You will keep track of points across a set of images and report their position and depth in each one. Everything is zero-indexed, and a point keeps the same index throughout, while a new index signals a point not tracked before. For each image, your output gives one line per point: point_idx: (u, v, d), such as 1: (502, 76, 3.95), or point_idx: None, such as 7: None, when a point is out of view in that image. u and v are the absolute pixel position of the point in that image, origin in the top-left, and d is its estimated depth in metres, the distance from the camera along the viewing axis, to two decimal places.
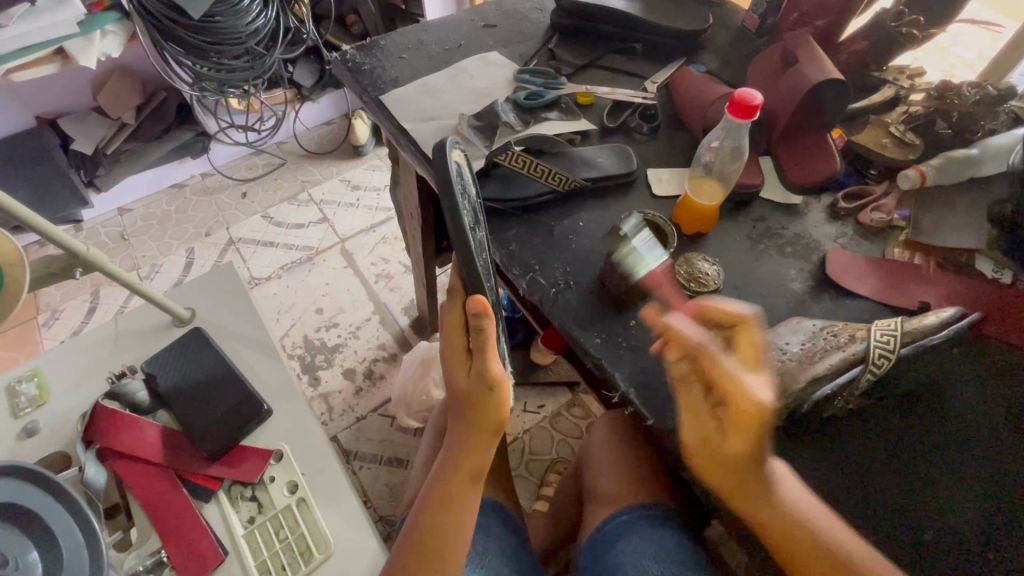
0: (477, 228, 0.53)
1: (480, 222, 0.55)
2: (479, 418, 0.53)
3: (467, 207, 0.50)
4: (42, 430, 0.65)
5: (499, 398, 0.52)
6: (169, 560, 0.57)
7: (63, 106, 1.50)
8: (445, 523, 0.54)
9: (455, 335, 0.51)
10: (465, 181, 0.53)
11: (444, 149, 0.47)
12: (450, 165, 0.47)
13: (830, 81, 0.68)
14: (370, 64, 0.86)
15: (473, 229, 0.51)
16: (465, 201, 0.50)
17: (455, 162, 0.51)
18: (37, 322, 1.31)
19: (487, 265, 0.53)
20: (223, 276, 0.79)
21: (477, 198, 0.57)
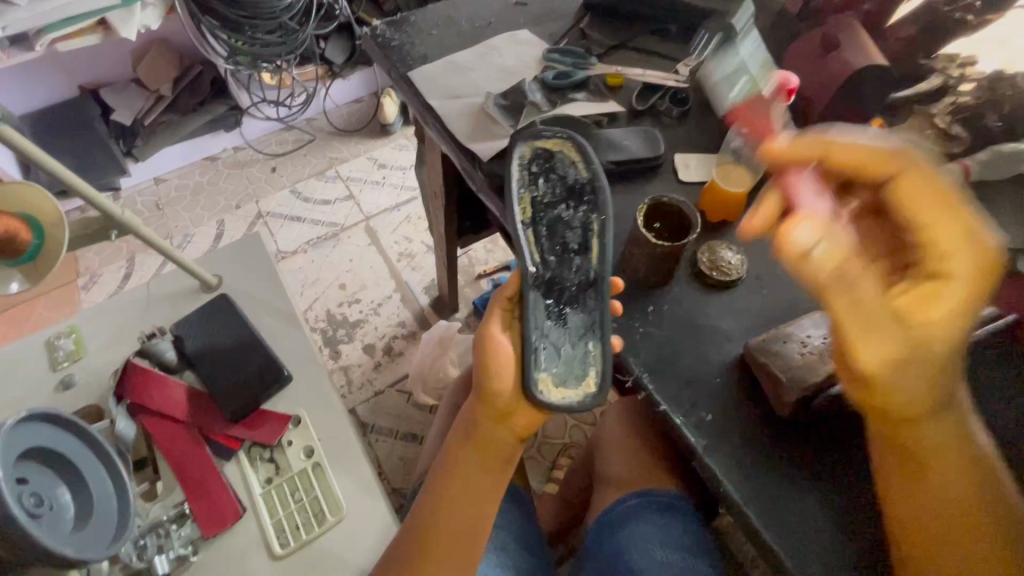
0: (542, 200, 0.60)
1: (567, 198, 0.60)
2: (484, 392, 0.55)
3: (533, 183, 0.60)
4: (78, 384, 0.69)
5: (502, 363, 0.55)
6: (191, 513, 0.60)
7: (105, 76, 1.55)
8: (451, 508, 0.55)
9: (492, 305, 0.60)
10: (562, 162, 0.61)
11: (518, 145, 0.61)
12: (520, 151, 0.61)
13: (872, 68, 0.66)
14: (399, 40, 0.86)
15: (536, 202, 0.60)
16: (531, 179, 0.60)
17: (538, 149, 0.61)
18: (76, 285, 1.37)
19: (542, 233, 0.59)
20: (249, 246, 0.81)
21: (582, 173, 0.60)
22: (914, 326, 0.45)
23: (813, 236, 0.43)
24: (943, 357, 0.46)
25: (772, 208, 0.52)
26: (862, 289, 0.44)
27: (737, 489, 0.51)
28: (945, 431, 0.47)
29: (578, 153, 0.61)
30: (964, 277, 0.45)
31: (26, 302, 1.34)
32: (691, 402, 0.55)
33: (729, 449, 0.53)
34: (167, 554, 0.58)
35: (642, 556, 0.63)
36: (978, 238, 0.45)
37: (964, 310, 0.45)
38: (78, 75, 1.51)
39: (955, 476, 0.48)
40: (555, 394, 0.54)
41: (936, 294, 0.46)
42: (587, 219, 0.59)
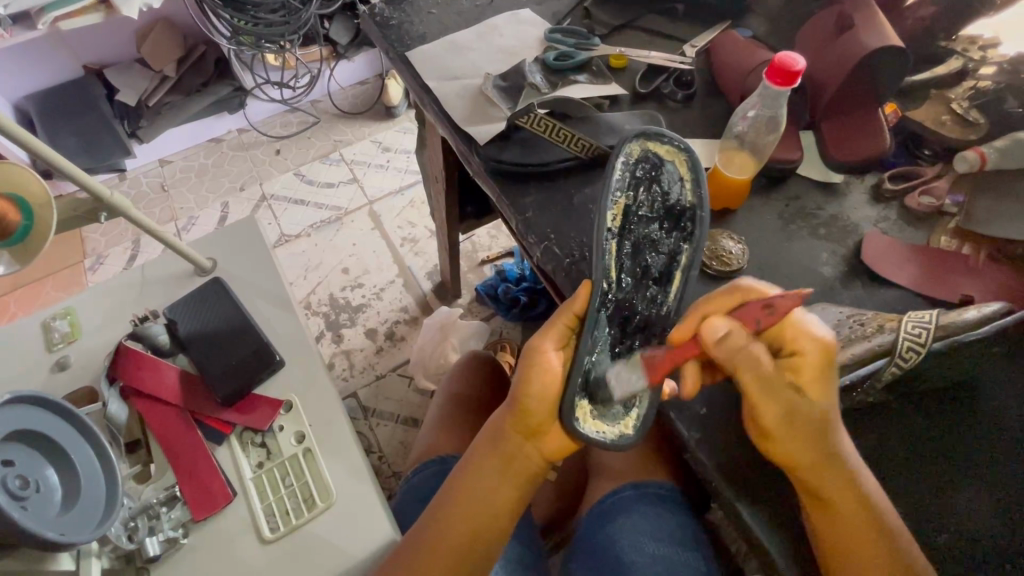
0: (637, 213, 0.53)
1: (663, 218, 0.53)
2: (518, 407, 0.50)
3: (633, 188, 0.52)
4: (73, 366, 0.69)
5: (545, 384, 0.49)
6: (181, 496, 0.60)
7: (108, 56, 1.54)
8: (466, 522, 0.52)
9: (554, 313, 0.51)
10: (670, 174, 0.53)
11: (628, 141, 0.52)
12: (625, 150, 0.52)
13: (889, 48, 0.62)
14: (398, 19, 0.83)
15: (630, 211, 0.52)
16: (633, 184, 0.52)
17: (648, 150, 0.53)
18: (83, 266, 1.37)
19: (626, 247, 0.52)
20: (245, 230, 0.80)
21: (688, 195, 0.52)
22: (801, 400, 0.44)
23: (729, 332, 0.44)
24: (816, 425, 0.44)
25: (721, 299, 0.46)
26: (759, 372, 0.43)
27: (730, 484, 0.50)
28: (847, 497, 0.45)
29: (690, 170, 0.52)
30: (812, 356, 0.43)
31: (34, 282, 1.35)
32: (685, 395, 0.54)
33: (720, 443, 0.52)
34: (157, 536, 0.58)
35: (633, 549, 0.63)
36: (804, 326, 0.44)
37: (829, 387, 0.44)
38: (82, 54, 1.50)
39: (870, 542, 0.45)
40: (593, 426, 0.49)
41: (796, 379, 0.44)
42: (677, 248, 0.53)
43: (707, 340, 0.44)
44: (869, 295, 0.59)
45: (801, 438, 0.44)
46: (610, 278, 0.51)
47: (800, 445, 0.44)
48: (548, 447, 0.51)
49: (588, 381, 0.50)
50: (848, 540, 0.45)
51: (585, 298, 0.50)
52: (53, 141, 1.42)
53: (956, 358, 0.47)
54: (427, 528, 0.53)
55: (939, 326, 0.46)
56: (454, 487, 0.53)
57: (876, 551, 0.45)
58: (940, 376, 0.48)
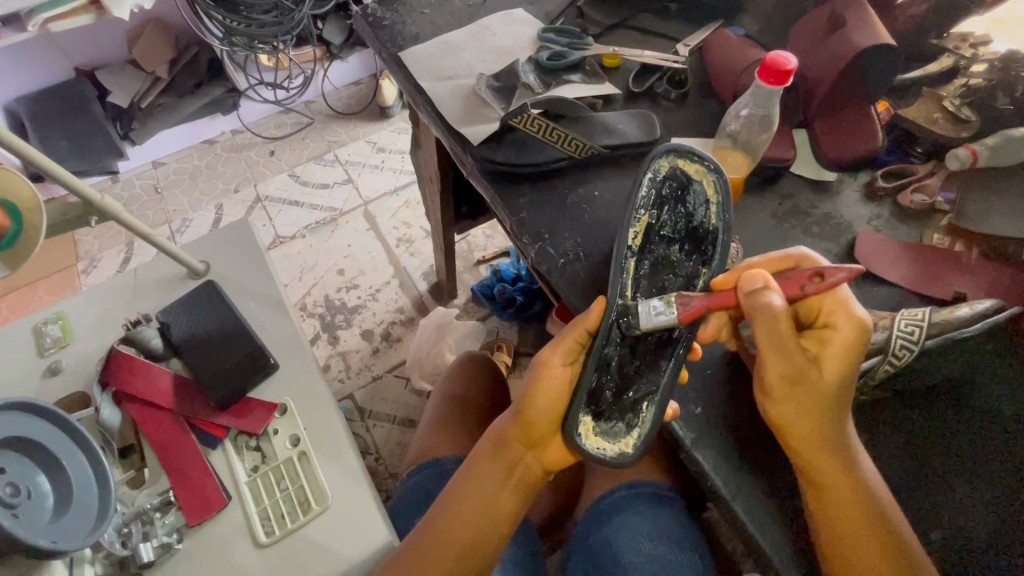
0: (660, 231, 0.54)
1: (684, 240, 0.54)
2: (524, 416, 0.51)
3: (658, 206, 0.53)
4: (66, 370, 0.68)
5: (551, 397, 0.50)
6: (176, 501, 0.60)
7: (100, 58, 1.52)
8: (465, 528, 0.52)
9: (568, 324, 0.52)
10: (696, 196, 0.54)
11: (659, 156, 0.53)
12: (654, 169, 0.53)
13: (880, 47, 0.62)
14: (391, 19, 0.83)
15: (652, 229, 0.54)
16: (657, 202, 0.53)
17: (677, 169, 0.53)
18: (76, 269, 1.36)
19: (645, 266, 0.54)
20: (238, 232, 0.80)
21: (711, 220, 0.53)
22: (816, 367, 0.45)
23: (765, 285, 0.45)
24: (827, 393, 0.45)
25: (778, 262, 0.49)
26: (790, 334, 0.44)
27: (727, 482, 0.50)
28: (845, 475, 0.45)
29: (717, 193, 0.53)
30: (848, 332, 0.45)
31: (27, 286, 1.34)
32: (680, 394, 0.54)
33: (717, 443, 0.52)
34: (151, 542, 0.58)
35: (630, 549, 0.63)
36: (845, 301, 0.46)
37: (855, 364, 0.45)
38: (73, 56, 1.49)
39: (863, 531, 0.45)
40: (595, 442, 0.50)
41: (822, 347, 0.46)
42: (695, 272, 0.54)
43: (745, 287, 0.46)
44: (863, 292, 0.59)
45: (803, 391, 0.45)
46: (629, 295, 0.52)
47: (806, 405, 0.45)
48: (550, 458, 0.52)
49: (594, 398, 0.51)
50: (839, 513, 0.45)
51: (598, 316, 0.51)
52: (45, 144, 1.41)
53: (950, 355, 0.47)
54: (424, 530, 0.53)
55: (931, 323, 0.47)
56: (454, 493, 0.54)
57: (870, 546, 0.45)
58: (934, 373, 0.48)
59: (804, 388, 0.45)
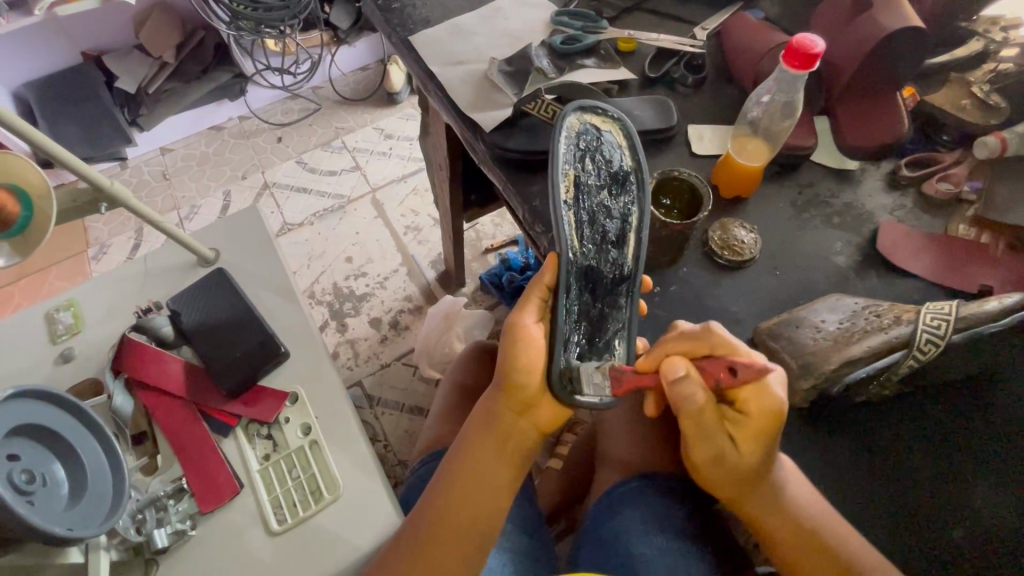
0: (586, 181, 0.53)
1: (611, 184, 0.54)
2: (508, 382, 0.51)
3: (579, 160, 0.53)
4: (78, 357, 0.69)
5: (531, 357, 0.51)
6: (188, 488, 0.60)
7: (107, 43, 1.51)
8: (468, 511, 0.52)
9: (527, 289, 0.53)
10: (610, 142, 0.55)
11: (568, 114, 0.54)
12: (565, 128, 0.53)
13: (908, 30, 0.60)
14: (400, 2, 0.81)
15: (580, 183, 0.53)
16: (578, 157, 0.53)
17: (586, 124, 0.55)
18: (87, 255, 1.37)
19: (583, 216, 0.52)
20: (246, 219, 0.79)
21: (628, 160, 0.55)
22: (733, 450, 0.47)
23: (686, 373, 0.46)
24: (744, 471, 0.48)
25: (692, 345, 0.47)
26: (701, 417, 0.46)
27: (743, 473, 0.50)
28: (773, 517, 0.49)
29: (626, 136, 0.56)
30: (760, 415, 0.45)
31: (39, 272, 1.35)
32: None
33: None
34: (166, 528, 0.58)
35: (641, 541, 0.63)
36: (765, 389, 0.45)
37: (773, 442, 0.46)
38: (80, 41, 1.48)
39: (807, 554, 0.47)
40: (581, 391, 0.51)
41: (738, 429, 0.47)
42: (627, 209, 0.54)
43: (665, 377, 0.46)
44: (885, 285, 0.57)
45: (728, 474, 0.48)
46: (574, 248, 0.52)
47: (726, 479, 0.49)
48: (543, 419, 0.53)
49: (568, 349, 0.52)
50: (782, 545, 0.49)
51: (551, 272, 0.51)
52: (54, 130, 1.41)
53: (976, 352, 0.46)
54: (428, 517, 0.52)
55: (958, 318, 0.45)
56: (452, 471, 0.53)
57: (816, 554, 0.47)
58: (958, 368, 0.47)
59: (725, 467, 0.48)
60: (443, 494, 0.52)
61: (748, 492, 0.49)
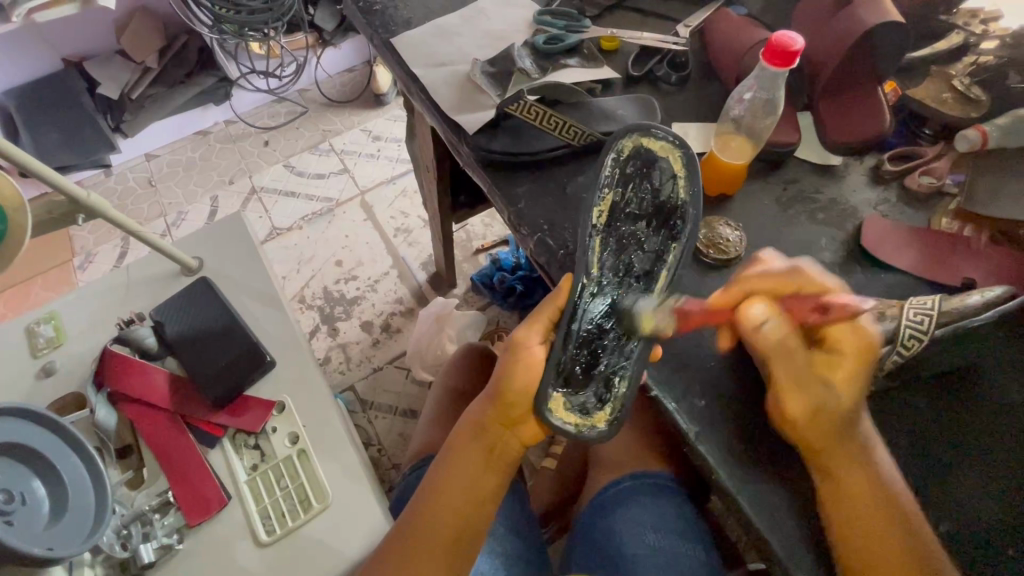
0: (625, 207, 0.55)
1: (652, 216, 0.55)
2: (500, 395, 0.52)
3: (623, 185, 0.55)
4: (60, 371, 0.68)
5: (530, 376, 0.51)
6: (175, 501, 0.60)
7: (88, 49, 1.49)
8: (449, 520, 0.52)
9: (538, 306, 0.54)
10: (666, 169, 0.55)
11: (622, 137, 0.54)
12: (619, 144, 0.55)
13: (888, 25, 0.60)
14: (382, 4, 0.80)
15: (617, 208, 0.55)
16: (622, 183, 0.55)
17: (641, 147, 0.55)
18: (72, 264, 1.35)
19: (611, 243, 0.55)
20: (229, 227, 0.78)
21: (678, 192, 0.54)
22: (828, 392, 0.47)
23: (767, 320, 0.50)
24: (840, 415, 0.47)
25: (780, 284, 0.52)
26: (797, 359, 0.48)
27: (729, 478, 0.49)
28: (857, 477, 0.46)
29: (683, 167, 0.54)
30: (851, 353, 0.48)
31: (24, 282, 1.33)
32: (684, 387, 0.53)
33: (722, 436, 0.50)
34: (152, 543, 0.58)
35: (632, 542, 0.63)
36: (855, 327, 0.49)
37: (865, 381, 0.48)
38: (61, 47, 1.45)
39: (872, 520, 0.45)
40: (566, 418, 0.52)
41: (833, 371, 0.48)
42: (663, 246, 0.55)
43: (748, 326, 0.50)
44: (869, 280, 0.58)
45: (839, 440, 0.47)
46: (594, 272, 0.54)
47: (823, 428, 0.47)
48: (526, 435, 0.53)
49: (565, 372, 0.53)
50: (858, 524, 0.45)
51: (565, 290, 0.53)
52: (36, 139, 1.39)
53: (958, 346, 0.47)
54: (415, 523, 0.52)
55: (941, 313, 0.46)
56: (435, 479, 0.53)
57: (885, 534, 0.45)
58: (940, 363, 0.48)
59: (819, 418, 0.47)
60: (424, 502, 0.52)
61: (833, 446, 0.47)
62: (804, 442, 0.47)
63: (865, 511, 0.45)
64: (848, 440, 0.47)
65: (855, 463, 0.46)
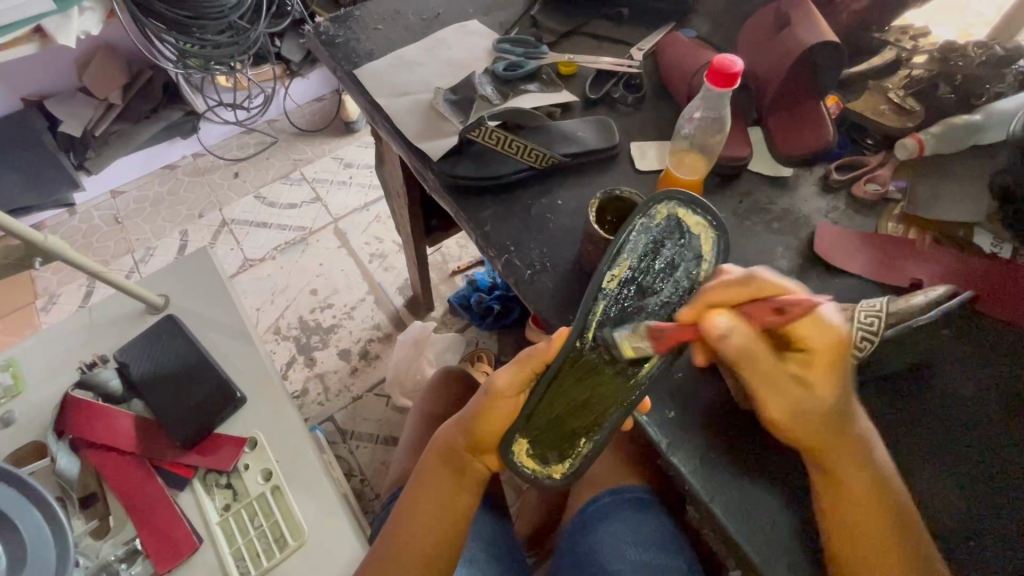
0: (641, 279, 0.50)
1: (668, 290, 0.50)
2: (472, 428, 0.51)
3: (647, 251, 0.50)
4: (20, 420, 0.66)
5: (499, 415, 0.50)
6: (142, 549, 0.58)
7: (48, 87, 1.47)
8: (425, 539, 0.52)
9: (527, 351, 0.50)
10: (692, 248, 0.50)
11: (659, 200, 0.50)
12: (654, 203, 0.51)
13: (824, 45, 0.64)
14: (344, 37, 0.82)
15: (633, 274, 0.50)
16: (644, 252, 0.50)
17: (676, 217, 0.51)
18: (35, 307, 1.31)
19: (616, 309, 0.50)
20: (197, 262, 0.77)
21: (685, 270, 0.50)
22: (811, 395, 0.45)
23: (728, 327, 0.42)
24: (828, 417, 0.46)
25: (741, 290, 0.43)
26: (759, 365, 0.44)
27: (705, 487, 0.49)
28: (856, 474, 0.46)
29: (712, 251, 0.50)
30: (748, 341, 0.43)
31: None
32: (654, 399, 0.54)
33: (695, 443, 0.52)
34: None
35: (614, 557, 0.63)
36: (820, 321, 0.44)
37: (841, 380, 0.46)
38: (20, 87, 1.43)
39: (869, 519, 0.46)
40: (526, 462, 0.52)
41: (806, 369, 0.45)
42: (664, 327, 0.50)
43: (708, 337, 0.43)
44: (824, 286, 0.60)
45: (831, 446, 0.46)
46: (591, 334, 0.50)
47: (808, 429, 0.46)
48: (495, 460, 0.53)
49: (538, 422, 0.51)
50: (855, 534, 0.46)
51: (557, 346, 0.49)
52: None
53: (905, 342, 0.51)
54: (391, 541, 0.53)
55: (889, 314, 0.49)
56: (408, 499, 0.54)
57: (879, 534, 0.46)
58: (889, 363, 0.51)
59: (800, 424, 0.45)
60: (401, 519, 0.53)
61: (827, 450, 0.46)
62: (806, 442, 0.46)
63: (858, 523, 0.46)
64: (845, 435, 0.46)
65: (850, 471, 0.46)
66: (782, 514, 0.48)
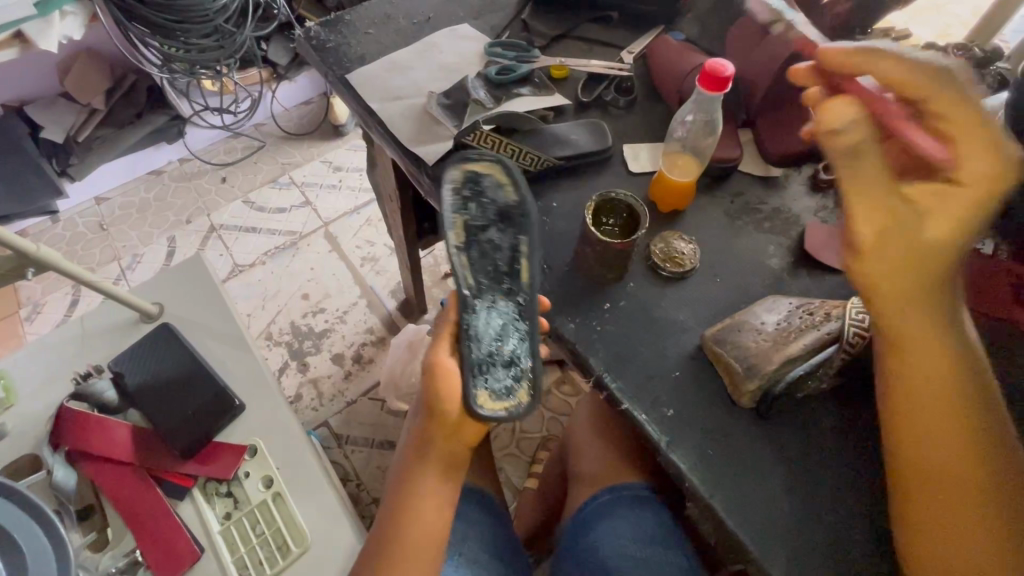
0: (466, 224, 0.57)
1: (495, 223, 0.57)
2: (433, 409, 0.54)
3: (461, 208, 0.56)
4: (12, 432, 0.65)
5: (448, 382, 0.53)
6: (143, 560, 0.58)
7: (29, 93, 1.44)
8: (417, 532, 0.53)
9: (438, 330, 0.58)
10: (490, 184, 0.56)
11: (449, 167, 0.56)
12: (449, 170, 0.56)
13: (810, 47, 0.65)
14: (335, 42, 0.82)
15: (468, 228, 0.57)
16: (457, 206, 0.57)
17: (466, 169, 0.56)
18: (19, 317, 1.29)
19: (475, 254, 0.57)
20: (189, 269, 0.76)
21: (511, 198, 0.56)
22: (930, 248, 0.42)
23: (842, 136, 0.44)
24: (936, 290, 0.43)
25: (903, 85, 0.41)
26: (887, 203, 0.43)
27: (704, 483, 0.50)
28: (945, 373, 0.44)
29: (507, 175, 0.56)
30: (975, 184, 0.40)
31: None
32: (652, 398, 0.55)
33: (693, 441, 0.52)
34: None
35: (614, 555, 0.63)
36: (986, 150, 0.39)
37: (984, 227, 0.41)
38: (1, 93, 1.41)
39: (946, 424, 0.44)
40: (495, 408, 0.54)
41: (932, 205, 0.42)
42: (520, 246, 0.56)
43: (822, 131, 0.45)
44: (814, 284, 0.62)
45: (924, 324, 0.44)
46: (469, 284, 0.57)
47: (897, 292, 0.44)
48: (467, 437, 0.55)
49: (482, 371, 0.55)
50: (931, 436, 0.45)
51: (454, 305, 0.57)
52: None
53: None
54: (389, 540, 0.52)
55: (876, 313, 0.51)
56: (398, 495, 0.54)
57: (959, 446, 0.44)
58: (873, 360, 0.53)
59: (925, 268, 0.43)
60: (394, 512, 0.53)
61: (919, 343, 0.45)
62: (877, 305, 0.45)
63: (932, 432, 0.45)
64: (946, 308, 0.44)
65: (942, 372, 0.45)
66: (778, 509, 0.50)
